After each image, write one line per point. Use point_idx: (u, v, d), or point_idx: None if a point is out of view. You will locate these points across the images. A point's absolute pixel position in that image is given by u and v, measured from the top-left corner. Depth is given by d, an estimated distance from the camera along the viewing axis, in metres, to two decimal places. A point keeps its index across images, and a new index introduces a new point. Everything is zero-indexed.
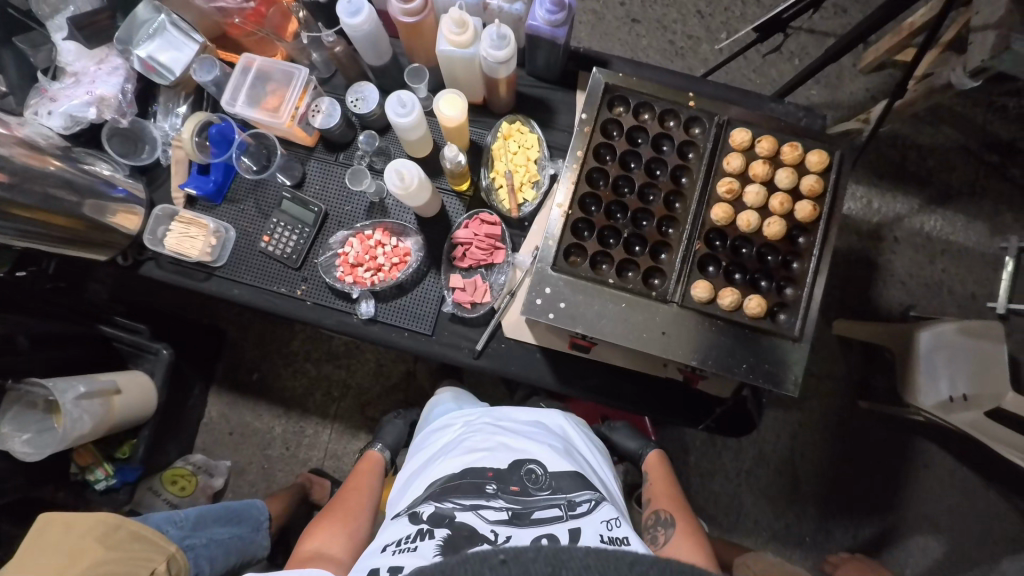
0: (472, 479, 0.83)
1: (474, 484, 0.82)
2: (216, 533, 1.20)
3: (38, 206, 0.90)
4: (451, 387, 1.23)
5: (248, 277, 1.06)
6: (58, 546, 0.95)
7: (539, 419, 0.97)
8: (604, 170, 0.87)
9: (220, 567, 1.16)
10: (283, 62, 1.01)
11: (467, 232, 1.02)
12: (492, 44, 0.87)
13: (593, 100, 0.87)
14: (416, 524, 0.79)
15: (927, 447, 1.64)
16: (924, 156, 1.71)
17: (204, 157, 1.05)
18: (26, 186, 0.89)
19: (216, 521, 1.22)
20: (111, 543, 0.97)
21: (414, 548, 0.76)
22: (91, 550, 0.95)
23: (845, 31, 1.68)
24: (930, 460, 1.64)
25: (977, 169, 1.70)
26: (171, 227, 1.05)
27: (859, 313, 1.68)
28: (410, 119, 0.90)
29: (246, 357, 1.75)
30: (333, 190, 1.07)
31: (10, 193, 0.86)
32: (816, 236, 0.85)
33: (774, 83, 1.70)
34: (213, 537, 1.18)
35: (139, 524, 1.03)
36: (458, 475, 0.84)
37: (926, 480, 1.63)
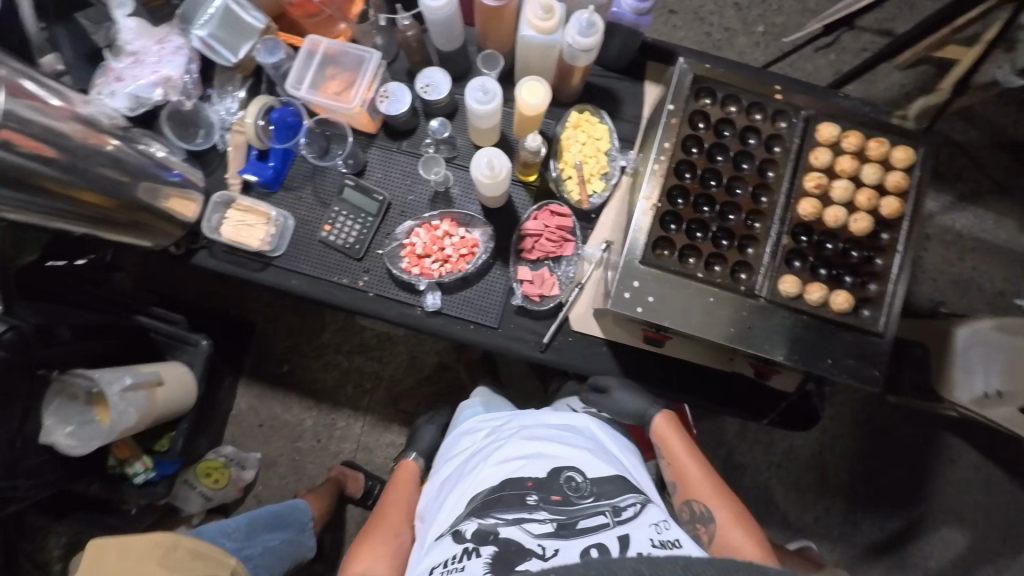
0: (512, 491, 0.80)
1: (514, 496, 0.80)
2: (268, 540, 1.22)
3: (86, 187, 0.83)
4: (484, 391, 1.22)
5: (307, 267, 1.03)
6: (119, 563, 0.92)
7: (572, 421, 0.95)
8: (690, 163, 0.86)
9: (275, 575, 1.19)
10: (352, 46, 0.99)
11: (536, 223, 1.00)
12: (579, 31, 0.85)
13: (680, 92, 0.86)
14: (461, 543, 0.76)
15: (955, 442, 1.67)
16: (957, 154, 1.72)
17: (265, 142, 1.02)
18: (82, 167, 0.81)
19: (266, 528, 1.23)
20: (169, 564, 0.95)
21: (462, 568, 0.73)
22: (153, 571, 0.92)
23: (883, 27, 1.67)
24: (957, 454, 1.66)
25: (1008, 167, 1.71)
26: (227, 215, 1.02)
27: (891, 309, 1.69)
28: (491, 107, 0.88)
29: (276, 348, 1.72)
30: (396, 179, 1.04)
31: (65, 174, 0.79)
32: (900, 232, 0.85)
33: (811, 78, 1.69)
34: (266, 545, 1.21)
35: (195, 542, 1.02)
36: (497, 489, 0.81)
37: (953, 474, 1.66)
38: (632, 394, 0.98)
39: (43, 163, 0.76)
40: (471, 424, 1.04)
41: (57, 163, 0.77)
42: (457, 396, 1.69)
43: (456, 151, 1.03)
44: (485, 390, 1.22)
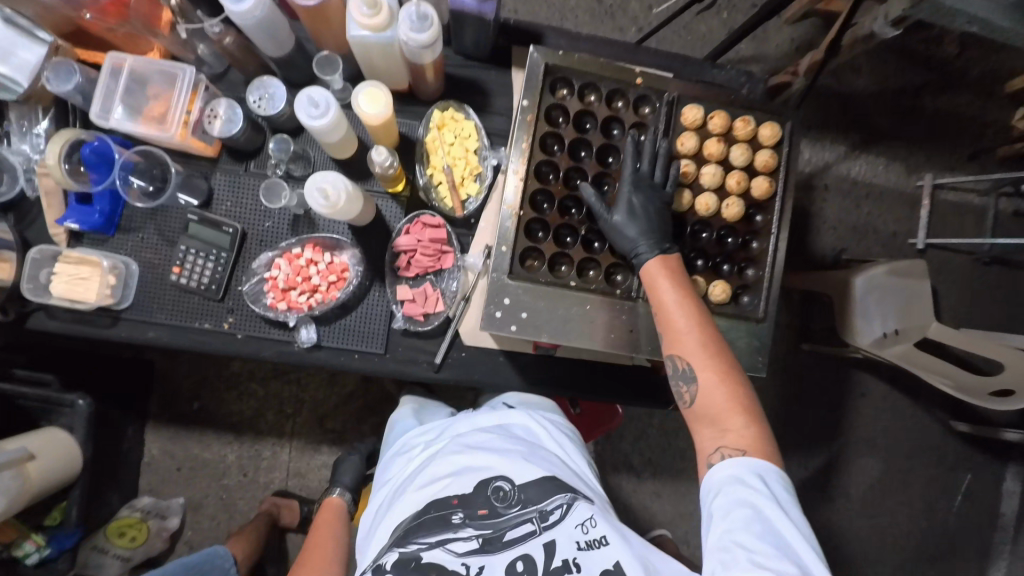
0: (435, 512, 0.77)
1: (438, 517, 0.77)
2: None
3: None
4: (412, 395, 1.15)
5: (163, 316, 0.93)
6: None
7: (506, 421, 0.91)
8: (553, 163, 0.81)
9: None
10: (161, 61, 0.85)
11: (409, 238, 0.93)
12: (412, 26, 0.76)
13: (534, 86, 0.79)
14: None
15: (867, 380, 1.76)
16: (848, 103, 1.75)
17: (82, 184, 0.88)
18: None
19: None
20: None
21: None
22: None
23: None
24: (870, 390, 1.76)
25: (895, 110, 1.75)
26: (56, 269, 0.89)
27: (800, 262, 1.74)
28: (326, 121, 0.78)
29: (180, 387, 1.59)
30: (247, 205, 0.93)
31: None
32: (773, 213, 0.84)
33: (704, 40, 1.66)
34: None
35: None
36: (420, 511, 0.78)
37: (867, 408, 1.76)
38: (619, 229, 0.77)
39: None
40: (401, 440, 0.98)
41: None
42: (385, 408, 1.63)
43: (311, 168, 0.93)
44: (413, 394, 1.15)
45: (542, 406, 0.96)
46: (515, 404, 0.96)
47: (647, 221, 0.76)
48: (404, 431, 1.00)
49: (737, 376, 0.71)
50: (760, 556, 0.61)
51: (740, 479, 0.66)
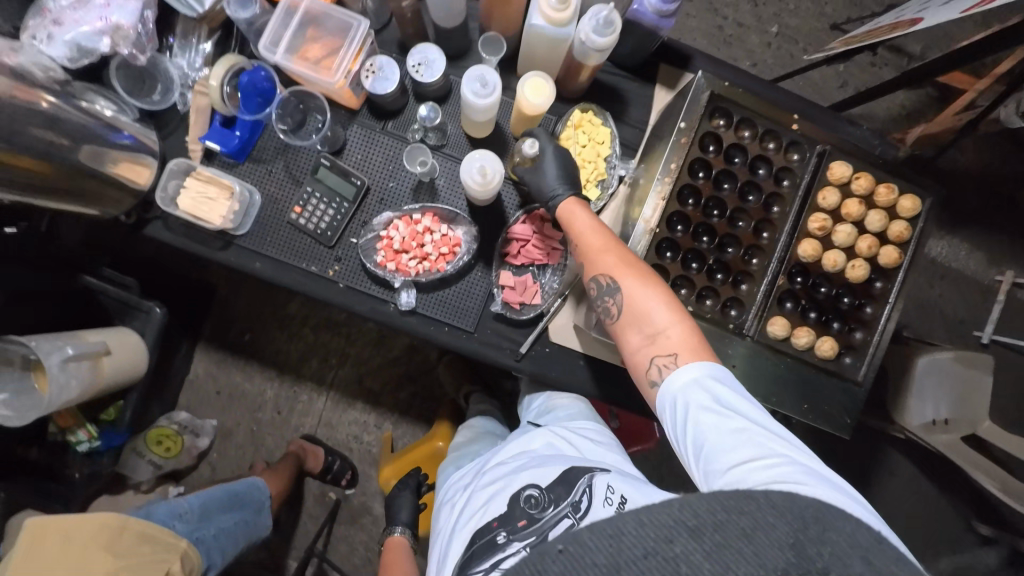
0: (482, 538, 0.73)
1: (485, 542, 0.72)
2: (222, 521, 1.15)
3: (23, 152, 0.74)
4: (467, 429, 1.19)
5: (273, 250, 0.95)
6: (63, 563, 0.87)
7: (528, 441, 0.88)
8: (695, 188, 0.82)
9: (229, 556, 1.13)
10: (338, 9, 0.87)
11: (525, 228, 0.95)
12: (595, 28, 0.77)
13: (695, 109, 0.81)
14: None
15: None
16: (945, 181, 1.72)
17: (231, 108, 0.90)
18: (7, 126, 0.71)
19: (221, 509, 1.16)
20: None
21: None
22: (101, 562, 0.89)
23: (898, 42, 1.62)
24: None
25: (991, 198, 1.72)
26: (186, 184, 0.91)
27: None
28: (488, 101, 0.81)
29: (237, 316, 1.63)
30: (377, 162, 0.95)
31: None
32: (894, 283, 0.83)
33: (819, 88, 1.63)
34: (220, 527, 1.14)
35: (145, 524, 0.96)
36: (469, 545, 0.74)
37: None
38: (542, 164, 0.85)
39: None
40: (448, 491, 0.95)
41: None
42: (424, 379, 1.66)
43: (446, 140, 0.95)
44: (467, 427, 1.20)
45: (572, 414, 0.94)
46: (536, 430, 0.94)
47: (560, 165, 0.84)
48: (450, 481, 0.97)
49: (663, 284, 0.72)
50: (736, 446, 0.58)
51: (698, 380, 0.63)
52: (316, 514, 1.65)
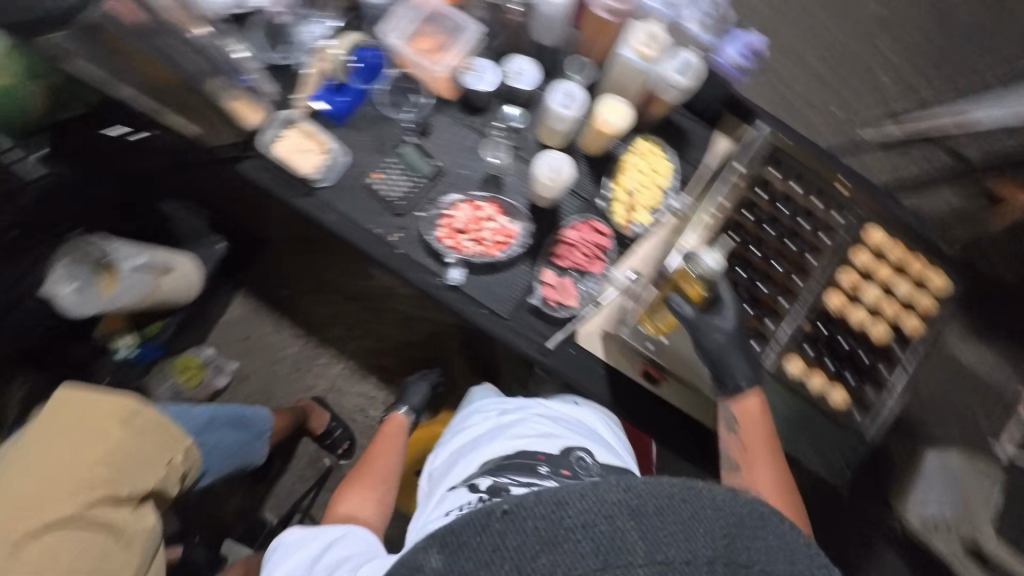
0: (526, 459, 0.77)
1: (527, 464, 0.76)
2: (227, 436, 1.23)
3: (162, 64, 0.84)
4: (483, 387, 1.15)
5: (346, 207, 1.05)
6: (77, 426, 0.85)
7: (581, 418, 0.92)
8: (740, 225, 0.91)
9: (225, 467, 1.23)
10: (456, 12, 0.99)
11: (576, 234, 1.03)
12: (677, 68, 0.89)
13: (753, 156, 0.92)
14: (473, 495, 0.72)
15: None
16: None
17: (343, 76, 1.03)
18: (159, 40, 0.81)
19: (227, 426, 1.23)
20: (114, 464, 0.85)
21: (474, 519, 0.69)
22: (112, 439, 0.85)
23: None
24: None
25: None
26: (286, 133, 1.02)
27: None
28: (572, 113, 0.92)
29: (280, 270, 1.72)
30: (456, 150, 1.05)
31: None
32: (912, 351, 0.88)
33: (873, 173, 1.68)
34: (222, 439, 1.22)
35: (160, 414, 0.93)
36: (512, 455, 0.78)
37: None
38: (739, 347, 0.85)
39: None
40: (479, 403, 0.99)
41: None
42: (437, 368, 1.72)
43: (522, 142, 1.04)
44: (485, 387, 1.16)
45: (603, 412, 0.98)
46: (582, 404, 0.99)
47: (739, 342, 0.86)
48: (484, 398, 1.01)
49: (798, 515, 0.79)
50: None
51: None
52: (305, 474, 1.70)
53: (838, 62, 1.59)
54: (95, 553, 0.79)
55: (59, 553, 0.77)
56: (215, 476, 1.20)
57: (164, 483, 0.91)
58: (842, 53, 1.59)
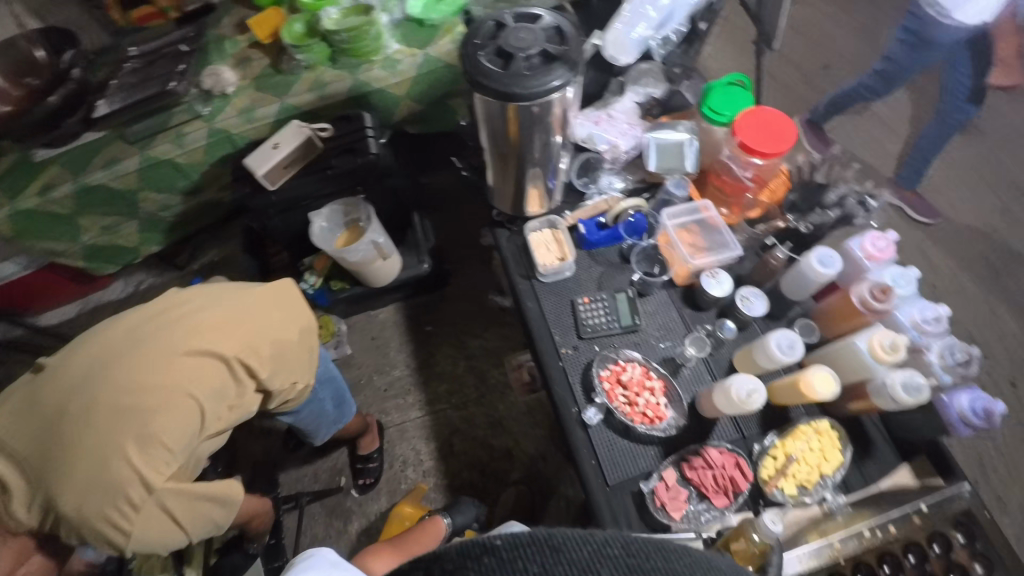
0: None
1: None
2: (327, 404, 1.36)
3: (522, 137, 1.06)
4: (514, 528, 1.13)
5: (546, 305, 1.19)
6: (282, 309, 1.08)
7: None
8: (897, 562, 0.88)
9: (305, 424, 1.34)
10: (727, 234, 1.16)
11: (719, 457, 1.02)
12: (904, 386, 0.90)
13: (942, 508, 0.91)
14: None
15: None
16: None
17: (613, 220, 1.22)
18: (535, 128, 1.04)
19: (331, 394, 1.37)
20: (276, 351, 1.04)
21: None
22: (290, 332, 1.07)
23: None
24: None
25: None
26: (544, 231, 1.23)
27: None
28: (784, 359, 0.97)
29: (439, 312, 1.92)
30: (658, 323, 1.16)
31: (529, 122, 1.00)
32: None
33: None
34: (319, 402, 1.34)
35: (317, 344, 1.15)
36: None
37: None
38: None
39: (523, 114, 0.98)
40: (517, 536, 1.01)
41: (534, 116, 0.99)
42: (490, 482, 1.69)
43: (716, 352, 1.11)
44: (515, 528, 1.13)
45: None
46: None
47: None
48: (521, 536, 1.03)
49: None
50: None
51: None
52: (320, 477, 1.72)
53: None
54: (216, 389, 0.96)
55: (202, 372, 0.94)
56: (292, 422, 1.32)
57: (282, 392, 1.07)
58: None
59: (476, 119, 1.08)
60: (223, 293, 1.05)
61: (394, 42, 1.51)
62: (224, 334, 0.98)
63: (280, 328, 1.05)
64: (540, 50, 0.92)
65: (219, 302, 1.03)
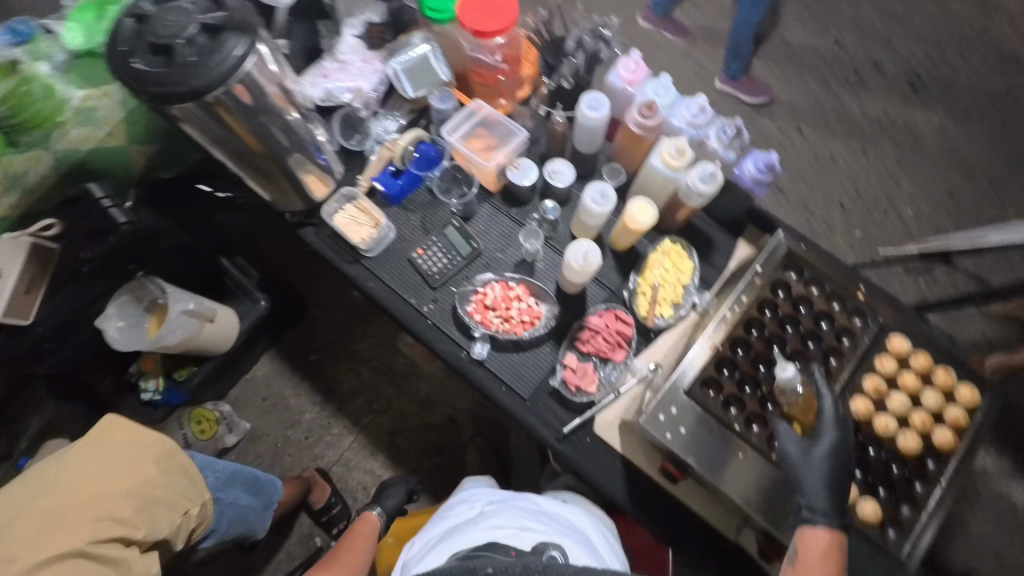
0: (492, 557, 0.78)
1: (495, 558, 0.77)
2: (239, 496, 1.23)
3: (251, 129, 0.92)
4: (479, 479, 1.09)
5: (387, 277, 1.13)
6: (116, 455, 0.93)
7: (565, 517, 0.89)
8: (761, 323, 0.95)
9: (226, 530, 1.20)
10: (508, 121, 1.15)
11: (600, 320, 1.06)
12: (701, 178, 0.98)
13: (771, 259, 0.97)
14: None
15: None
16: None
17: (404, 163, 1.16)
18: (261, 118, 0.91)
19: (241, 485, 1.24)
20: (139, 503, 0.92)
21: None
22: (145, 470, 0.94)
23: (991, 280, 1.60)
24: None
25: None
26: (346, 208, 1.15)
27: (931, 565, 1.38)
28: (602, 211, 1.01)
29: (314, 337, 1.77)
30: (494, 235, 1.15)
31: (243, 112, 0.87)
32: (948, 466, 0.85)
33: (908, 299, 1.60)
34: (234, 500, 1.22)
35: (188, 457, 1.03)
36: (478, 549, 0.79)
37: None
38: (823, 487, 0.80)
39: (237, 104, 0.84)
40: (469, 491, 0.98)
41: (246, 105, 0.86)
42: (449, 455, 1.67)
43: (555, 234, 1.14)
44: (479, 479, 1.09)
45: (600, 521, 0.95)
46: (575, 504, 0.95)
47: (833, 484, 0.81)
48: (476, 486, 1.00)
49: None
50: None
51: None
52: (295, 553, 1.61)
53: (858, 193, 1.70)
54: None
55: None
56: (218, 541, 1.20)
57: (177, 530, 0.97)
58: (862, 184, 1.71)
59: (198, 138, 0.96)
60: (29, 487, 0.89)
61: (74, 88, 1.08)
62: (60, 526, 0.84)
63: (126, 476, 0.92)
64: (197, 26, 0.78)
65: (34, 497, 0.87)
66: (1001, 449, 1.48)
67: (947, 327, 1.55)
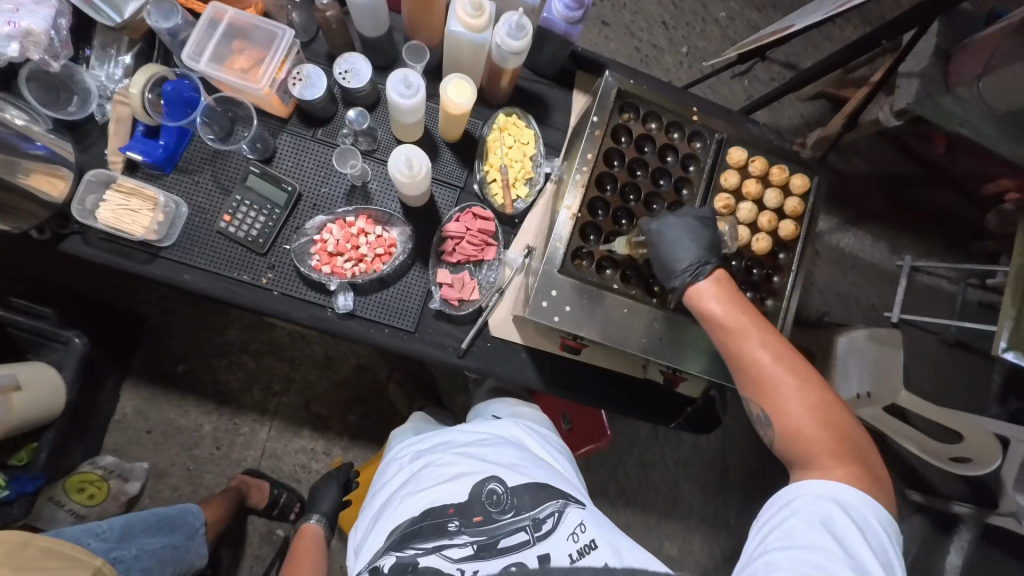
0: (432, 519, 0.76)
1: (435, 524, 0.75)
2: (148, 543, 1.09)
3: None
4: (412, 420, 1.08)
5: (202, 260, 0.93)
6: None
7: (495, 436, 0.88)
8: (613, 175, 0.91)
9: None
10: (263, 20, 0.90)
11: (459, 226, 0.97)
12: (509, 32, 0.85)
13: (606, 104, 0.90)
14: None
15: None
16: (873, 180, 1.69)
17: (155, 117, 0.90)
18: None
19: (146, 530, 1.11)
20: None
21: None
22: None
23: (801, 59, 1.69)
24: None
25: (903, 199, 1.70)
26: (106, 195, 0.89)
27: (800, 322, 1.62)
28: (413, 103, 0.86)
29: (171, 347, 1.52)
30: (308, 169, 0.97)
31: None
32: (795, 253, 0.93)
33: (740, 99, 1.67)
34: (145, 547, 1.08)
35: (51, 540, 0.89)
36: (416, 517, 0.77)
37: None
38: (690, 240, 0.82)
39: None
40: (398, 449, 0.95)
41: None
42: (373, 401, 1.58)
43: (377, 145, 0.99)
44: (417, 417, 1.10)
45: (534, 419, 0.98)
46: (506, 417, 0.96)
47: (694, 238, 0.82)
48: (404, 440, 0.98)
49: (821, 398, 0.74)
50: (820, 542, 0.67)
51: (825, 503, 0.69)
52: (263, 554, 1.52)
53: (675, 7, 1.65)
54: None
55: None
56: None
57: None
58: None
59: None
60: None
61: None
62: None
63: None
64: None
65: None
66: (833, 206, 1.69)
67: (772, 119, 1.66)
